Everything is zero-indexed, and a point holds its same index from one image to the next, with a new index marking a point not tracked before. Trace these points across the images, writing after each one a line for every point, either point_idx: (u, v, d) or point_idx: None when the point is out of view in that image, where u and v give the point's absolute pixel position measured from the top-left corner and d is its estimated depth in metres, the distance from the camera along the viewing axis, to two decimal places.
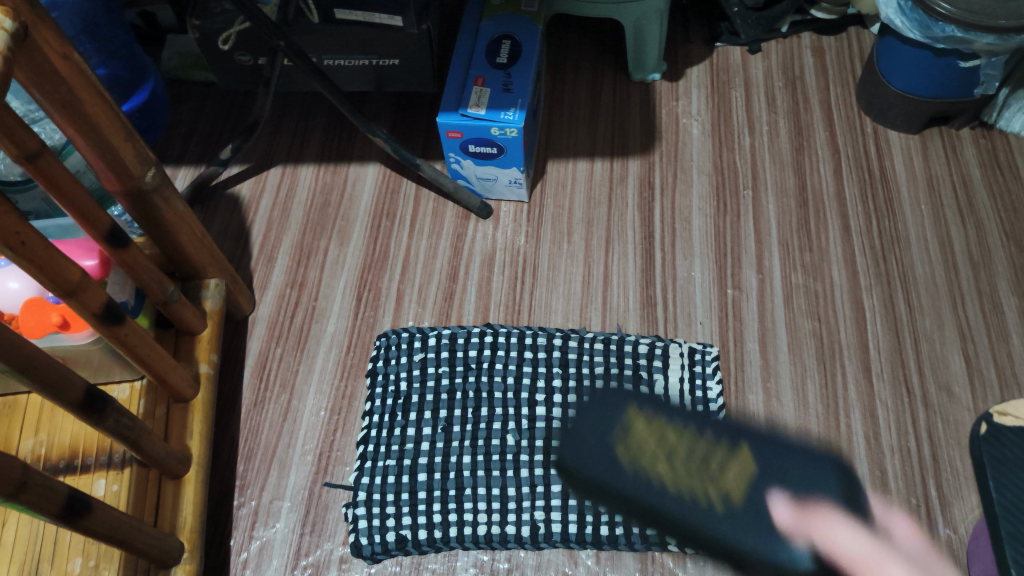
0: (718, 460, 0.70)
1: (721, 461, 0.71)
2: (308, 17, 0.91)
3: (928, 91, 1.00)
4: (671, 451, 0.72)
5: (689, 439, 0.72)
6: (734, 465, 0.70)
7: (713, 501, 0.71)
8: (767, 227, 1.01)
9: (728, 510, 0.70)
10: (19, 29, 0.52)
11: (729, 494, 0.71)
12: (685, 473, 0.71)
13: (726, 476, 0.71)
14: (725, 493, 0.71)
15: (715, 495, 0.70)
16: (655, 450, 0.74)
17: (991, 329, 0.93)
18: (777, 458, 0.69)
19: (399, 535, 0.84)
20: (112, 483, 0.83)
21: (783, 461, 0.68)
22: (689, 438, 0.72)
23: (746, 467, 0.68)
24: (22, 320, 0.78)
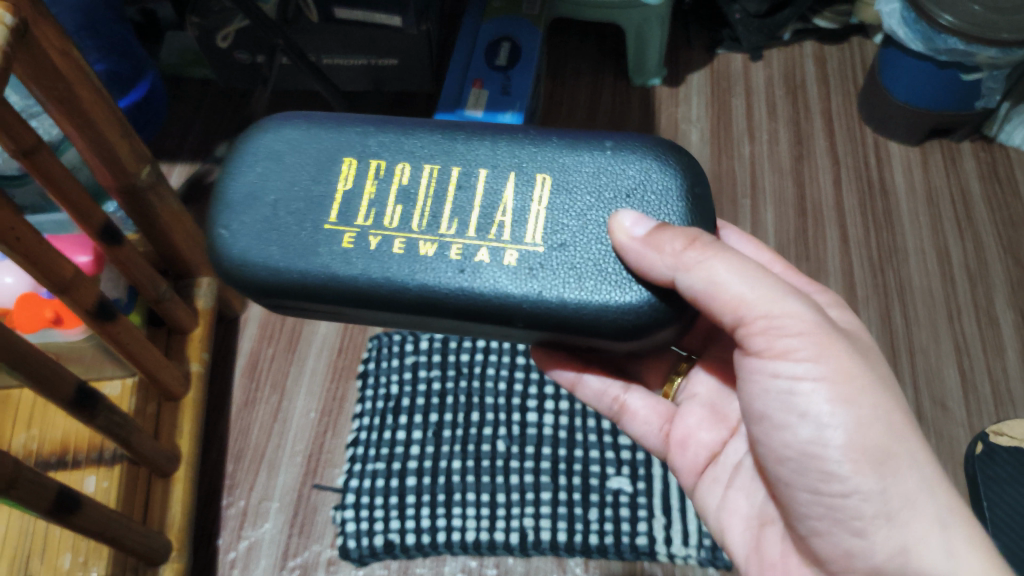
0: (428, 210, 0.53)
1: (438, 209, 0.53)
2: (308, 16, 0.90)
3: (930, 102, 0.99)
4: (405, 208, 0.53)
5: (422, 181, 0.54)
6: (457, 204, 0.53)
7: (420, 240, 0.52)
8: (765, 236, 1.00)
9: (458, 287, 0.51)
10: (19, 25, 0.53)
11: (505, 227, 0.52)
12: (422, 230, 0.52)
13: (472, 226, 0.52)
14: (459, 223, 0.52)
15: (454, 253, 0.51)
16: (371, 210, 0.53)
17: (987, 343, 0.92)
18: (551, 138, 0.54)
19: (387, 539, 0.84)
20: (103, 480, 0.81)
21: (564, 184, 0.52)
22: (358, 146, 0.55)
23: (491, 189, 0.53)
24: (15, 315, 0.76)
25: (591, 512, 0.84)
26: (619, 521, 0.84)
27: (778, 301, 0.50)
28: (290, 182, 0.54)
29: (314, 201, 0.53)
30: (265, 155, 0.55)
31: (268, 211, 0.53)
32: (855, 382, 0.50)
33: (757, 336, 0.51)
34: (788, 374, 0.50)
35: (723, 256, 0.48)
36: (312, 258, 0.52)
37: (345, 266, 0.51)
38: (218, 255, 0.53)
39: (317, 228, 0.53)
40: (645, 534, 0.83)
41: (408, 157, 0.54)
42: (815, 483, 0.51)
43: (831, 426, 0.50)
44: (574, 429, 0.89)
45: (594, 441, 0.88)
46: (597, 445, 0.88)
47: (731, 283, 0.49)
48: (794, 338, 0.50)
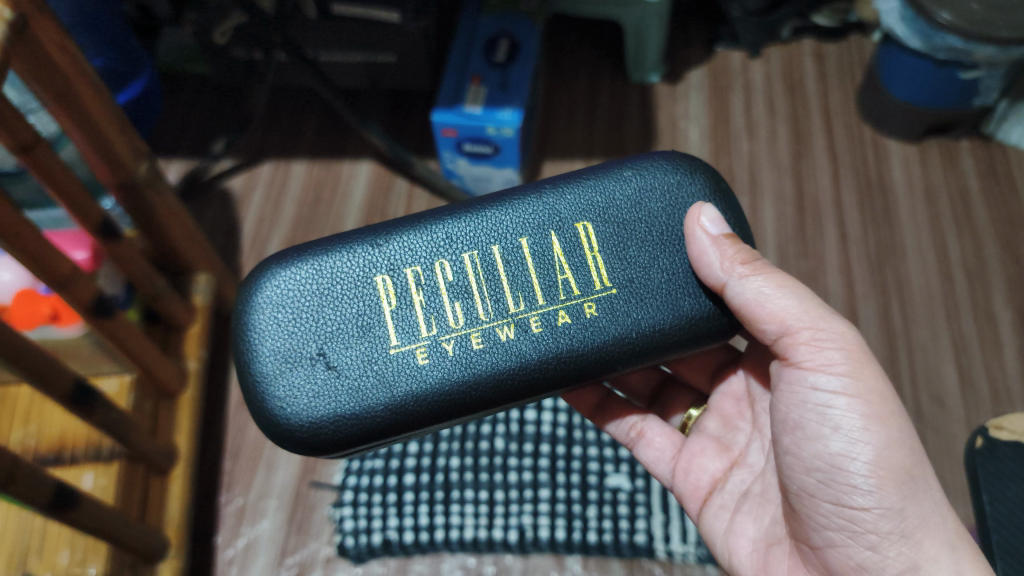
0: (489, 295, 0.54)
1: (497, 292, 0.54)
2: (304, 13, 0.89)
3: (927, 100, 0.99)
4: (462, 303, 0.54)
5: (465, 273, 0.54)
6: (514, 281, 0.54)
7: (493, 328, 0.53)
8: (764, 233, 1.00)
9: (545, 357, 0.53)
10: (18, 20, 0.53)
11: (569, 283, 0.54)
12: (490, 317, 0.53)
13: (538, 298, 0.54)
14: (522, 298, 0.54)
15: (534, 327, 0.53)
16: (427, 311, 0.53)
17: (985, 341, 0.92)
18: (571, 180, 0.56)
19: (385, 537, 0.84)
20: (101, 477, 0.80)
21: (606, 228, 0.55)
22: (378, 258, 0.55)
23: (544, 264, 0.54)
24: (12, 311, 0.77)
25: (590, 509, 0.84)
26: (617, 519, 0.84)
27: (820, 317, 0.53)
28: (324, 318, 0.54)
29: (365, 320, 0.53)
30: (289, 310, 0.54)
31: (322, 361, 0.53)
32: (885, 400, 0.52)
33: (800, 346, 0.53)
34: (826, 388, 0.52)
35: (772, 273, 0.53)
36: (393, 375, 0.52)
37: (430, 377, 0.52)
38: (288, 425, 0.52)
39: (383, 349, 0.53)
40: (643, 531, 0.83)
41: (439, 251, 0.55)
42: (839, 494, 0.52)
43: (861, 439, 0.51)
44: (573, 428, 0.89)
45: (594, 439, 0.88)
46: (595, 442, 0.88)
47: (782, 294, 0.53)
48: (833, 353, 0.53)
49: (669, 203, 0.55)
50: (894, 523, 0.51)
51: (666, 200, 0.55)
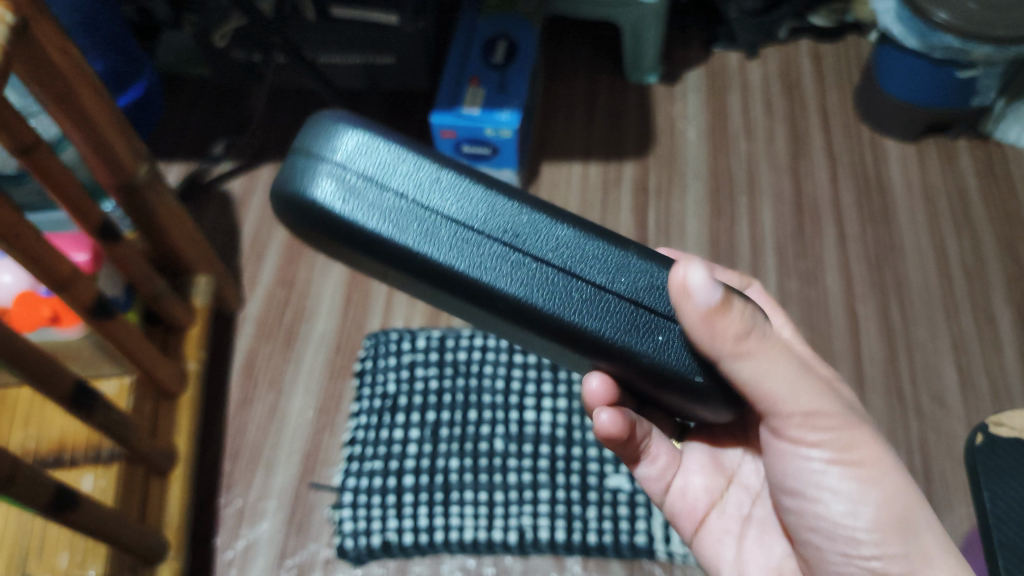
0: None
1: None
2: (304, 15, 0.90)
3: (925, 100, 0.99)
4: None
5: None
6: None
7: None
8: (762, 233, 1.00)
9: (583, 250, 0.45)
10: (20, 23, 0.54)
11: None
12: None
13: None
14: None
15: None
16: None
17: (984, 340, 0.92)
18: None
19: (384, 539, 0.83)
20: (100, 478, 0.81)
21: None
22: None
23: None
24: (12, 313, 0.77)
25: (589, 511, 0.84)
26: (617, 520, 0.84)
27: (813, 397, 0.50)
28: None
29: None
30: None
31: None
32: (879, 459, 0.51)
33: (792, 426, 0.51)
34: (818, 458, 0.52)
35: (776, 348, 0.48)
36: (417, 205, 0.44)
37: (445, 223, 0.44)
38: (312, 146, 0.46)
39: None
40: (643, 532, 0.83)
41: None
42: (843, 546, 0.52)
43: (862, 502, 0.51)
44: (573, 428, 0.89)
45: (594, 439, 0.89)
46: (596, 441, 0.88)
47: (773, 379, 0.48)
48: (826, 430, 0.51)
49: None
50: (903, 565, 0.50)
51: None
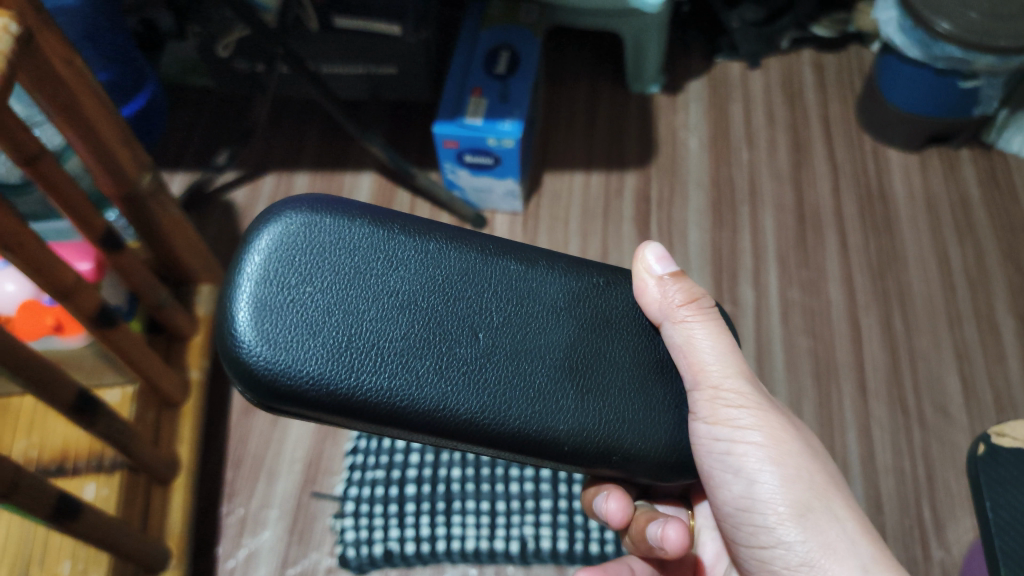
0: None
1: None
2: (307, 25, 0.90)
3: (928, 109, 0.99)
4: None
5: None
6: None
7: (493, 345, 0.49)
8: (764, 242, 1.00)
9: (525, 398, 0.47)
10: (24, 34, 0.53)
11: None
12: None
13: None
14: None
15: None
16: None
17: (987, 350, 0.92)
18: None
19: (386, 548, 0.83)
20: (103, 487, 0.80)
21: None
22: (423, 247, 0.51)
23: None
24: (16, 322, 0.78)
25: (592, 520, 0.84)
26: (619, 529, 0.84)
27: (731, 376, 0.52)
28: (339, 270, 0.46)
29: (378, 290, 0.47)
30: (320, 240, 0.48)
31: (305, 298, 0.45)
32: (781, 436, 0.52)
33: (702, 405, 0.51)
34: (726, 441, 0.51)
35: (708, 322, 0.52)
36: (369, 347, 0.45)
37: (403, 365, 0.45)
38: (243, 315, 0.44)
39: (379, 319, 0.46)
40: None
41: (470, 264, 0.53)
42: (752, 531, 0.53)
43: (761, 479, 0.52)
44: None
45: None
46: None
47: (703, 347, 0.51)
48: (739, 407, 0.51)
49: None
50: (802, 553, 0.50)
51: None
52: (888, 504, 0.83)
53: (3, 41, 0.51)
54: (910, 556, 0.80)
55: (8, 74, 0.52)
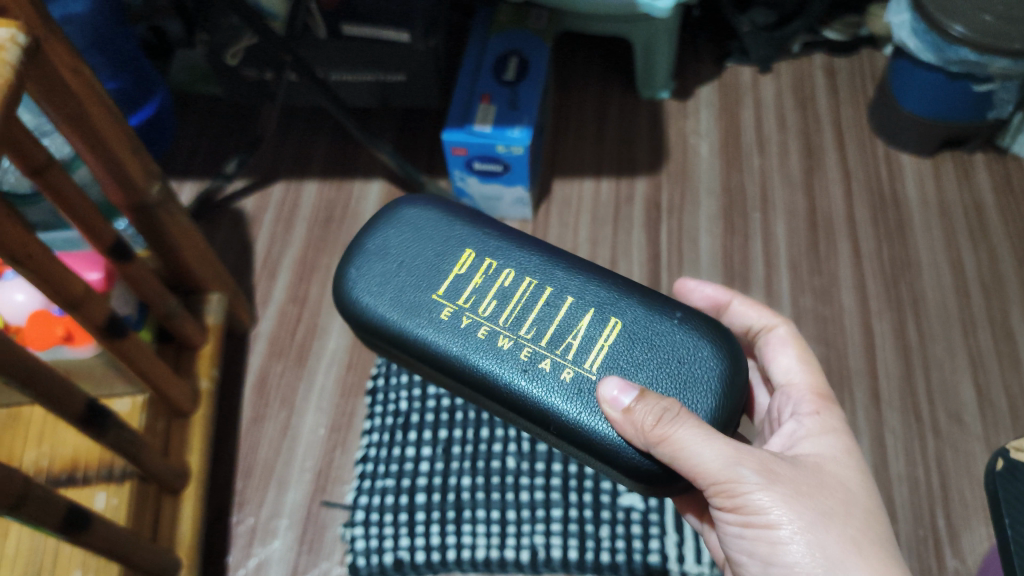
0: (514, 313, 0.55)
1: (520, 317, 0.55)
2: (315, 32, 0.90)
3: (941, 113, 0.98)
4: (496, 304, 0.56)
5: (517, 290, 0.56)
6: (542, 321, 0.55)
7: (518, 340, 0.54)
8: (776, 249, 0.99)
9: (517, 386, 0.52)
10: (32, 44, 0.53)
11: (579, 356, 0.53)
12: (505, 326, 0.55)
13: (546, 335, 0.54)
14: (537, 329, 0.54)
15: (522, 355, 0.53)
16: (475, 290, 0.56)
17: (1003, 358, 0.91)
18: (629, 295, 0.55)
19: (396, 557, 0.83)
20: (113, 497, 0.80)
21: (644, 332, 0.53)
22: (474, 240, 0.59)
23: (574, 319, 0.54)
24: (27, 332, 0.78)
25: (602, 529, 0.83)
26: (631, 539, 0.82)
27: (726, 468, 0.47)
28: (403, 252, 0.59)
29: (432, 271, 0.58)
30: (407, 228, 0.60)
31: (396, 267, 0.58)
32: (794, 520, 0.48)
33: (712, 495, 0.50)
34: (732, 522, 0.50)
35: (686, 424, 0.47)
36: (417, 307, 0.56)
37: (439, 336, 0.55)
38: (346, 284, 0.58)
39: (427, 293, 0.57)
40: (657, 552, 0.81)
41: (514, 264, 0.57)
42: None
43: (776, 560, 0.49)
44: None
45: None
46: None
47: (698, 454, 0.47)
48: (749, 496, 0.48)
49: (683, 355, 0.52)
50: None
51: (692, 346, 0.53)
52: (903, 514, 0.82)
53: (10, 52, 0.51)
54: (923, 566, 0.79)
55: (14, 84, 0.51)
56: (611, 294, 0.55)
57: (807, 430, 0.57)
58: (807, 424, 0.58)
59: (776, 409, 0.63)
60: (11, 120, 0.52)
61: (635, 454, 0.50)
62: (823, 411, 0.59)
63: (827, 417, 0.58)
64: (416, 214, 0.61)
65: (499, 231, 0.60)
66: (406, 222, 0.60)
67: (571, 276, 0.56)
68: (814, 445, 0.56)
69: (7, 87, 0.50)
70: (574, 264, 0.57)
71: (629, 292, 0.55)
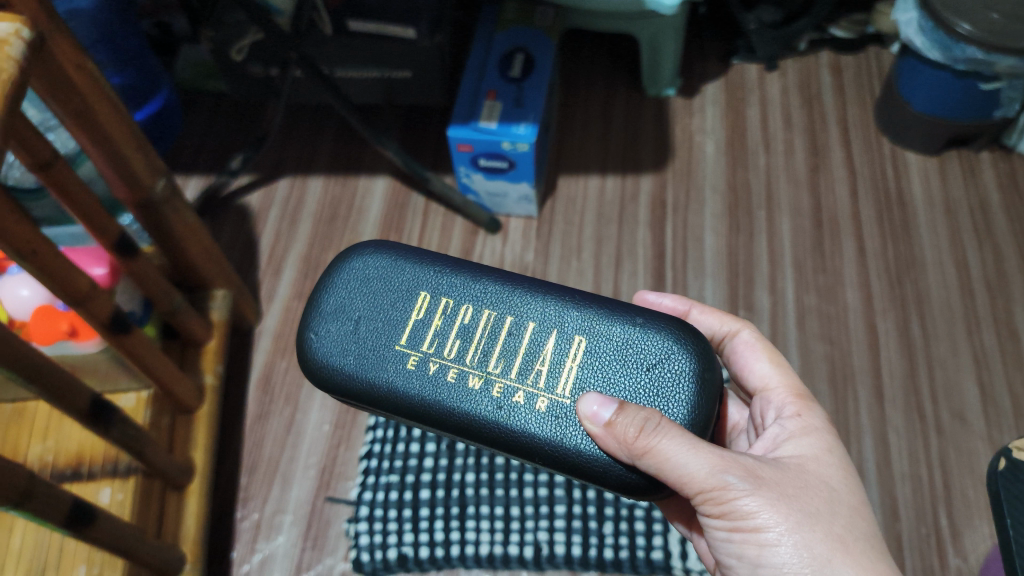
0: (480, 347, 0.53)
1: (487, 349, 0.53)
2: (321, 28, 0.89)
3: (947, 112, 0.98)
4: (461, 342, 0.53)
5: (480, 320, 0.54)
6: (508, 349, 0.53)
7: (489, 376, 0.52)
8: (781, 247, 0.99)
9: (493, 422, 0.51)
10: (36, 39, 0.52)
11: (549, 379, 0.51)
12: (473, 364, 0.53)
13: (515, 367, 0.52)
14: (504, 360, 0.52)
15: (494, 392, 0.52)
16: (437, 332, 0.54)
17: (1007, 357, 0.91)
18: (591, 303, 0.53)
19: (400, 553, 0.83)
20: (118, 492, 0.80)
21: (608, 343, 0.52)
22: (425, 276, 0.56)
23: (540, 345, 0.52)
24: (32, 326, 0.77)
25: (606, 526, 0.83)
26: (634, 536, 0.82)
27: (713, 474, 0.47)
28: (357, 305, 0.56)
29: (390, 318, 0.55)
30: (356, 280, 0.57)
31: (352, 324, 0.55)
32: (782, 524, 0.48)
33: (700, 504, 0.49)
34: (720, 527, 0.50)
35: (669, 433, 0.46)
36: (382, 362, 0.54)
37: (410, 386, 0.53)
38: (307, 354, 0.55)
39: (390, 344, 0.54)
40: (660, 549, 0.82)
41: (471, 298, 0.55)
42: None
43: (766, 564, 0.49)
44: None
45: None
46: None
47: (683, 464, 0.46)
48: (737, 502, 0.48)
49: (654, 362, 0.51)
50: None
51: (660, 352, 0.51)
52: (906, 512, 0.82)
53: (14, 47, 0.50)
54: (926, 564, 0.80)
55: (18, 80, 0.50)
56: (573, 312, 0.53)
57: (790, 433, 0.56)
58: (789, 427, 0.57)
59: (758, 414, 0.62)
60: (15, 114, 0.51)
61: (623, 469, 0.49)
62: (804, 412, 0.58)
63: (808, 418, 0.57)
64: (362, 264, 0.57)
65: (450, 262, 0.56)
66: (352, 275, 0.57)
67: (529, 298, 0.54)
68: (797, 447, 0.55)
69: (10, 81, 0.49)
70: (532, 286, 0.54)
71: (590, 307, 0.53)
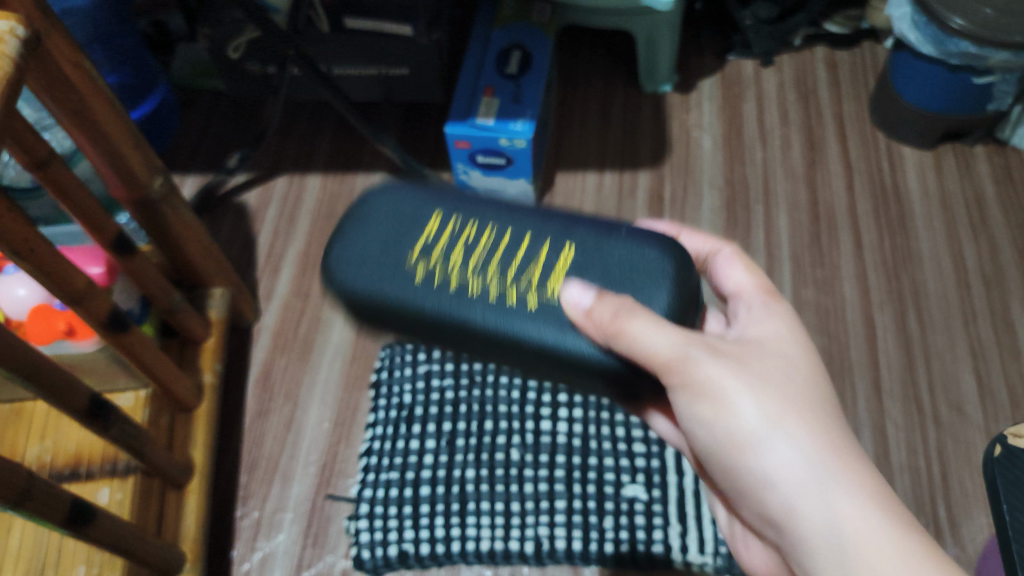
0: (503, 267, 0.52)
1: (508, 263, 0.52)
2: (318, 26, 0.90)
3: (941, 106, 0.99)
4: (484, 263, 0.52)
5: (496, 245, 0.53)
6: (534, 264, 0.52)
7: (520, 293, 0.51)
8: (778, 241, 1.00)
9: (538, 336, 0.49)
10: (31, 37, 0.52)
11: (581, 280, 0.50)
12: (501, 283, 0.51)
13: (542, 282, 0.51)
14: (531, 276, 0.51)
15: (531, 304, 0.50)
16: (455, 248, 0.53)
17: (1003, 348, 0.92)
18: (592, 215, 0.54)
19: (401, 549, 0.83)
20: (116, 491, 0.80)
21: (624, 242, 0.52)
22: (433, 201, 0.55)
23: (538, 251, 0.52)
24: (28, 327, 0.77)
25: (606, 520, 0.83)
26: (635, 529, 0.83)
27: (682, 350, 0.47)
28: (370, 241, 0.54)
29: (401, 237, 0.53)
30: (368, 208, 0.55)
31: (370, 254, 0.53)
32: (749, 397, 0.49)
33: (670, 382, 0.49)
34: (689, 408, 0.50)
35: (638, 315, 0.46)
36: (403, 261, 0.52)
37: (443, 305, 0.50)
38: (329, 261, 0.54)
39: (406, 256, 0.52)
40: (661, 542, 0.82)
41: (484, 219, 0.54)
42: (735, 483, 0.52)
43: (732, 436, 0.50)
44: (589, 423, 0.89)
45: (617, 423, 0.89)
46: (624, 424, 0.89)
47: (652, 341, 0.46)
48: (703, 376, 0.48)
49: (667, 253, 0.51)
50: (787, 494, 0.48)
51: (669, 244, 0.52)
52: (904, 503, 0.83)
53: (9, 44, 0.50)
54: None
55: (14, 77, 0.50)
56: (581, 222, 0.53)
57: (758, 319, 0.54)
58: (757, 312, 0.55)
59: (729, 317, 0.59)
60: (12, 111, 0.51)
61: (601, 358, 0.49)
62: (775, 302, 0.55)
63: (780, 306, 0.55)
64: (371, 198, 0.56)
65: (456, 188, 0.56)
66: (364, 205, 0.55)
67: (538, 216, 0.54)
68: (766, 330, 0.53)
69: (6, 80, 0.49)
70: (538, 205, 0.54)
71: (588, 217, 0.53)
